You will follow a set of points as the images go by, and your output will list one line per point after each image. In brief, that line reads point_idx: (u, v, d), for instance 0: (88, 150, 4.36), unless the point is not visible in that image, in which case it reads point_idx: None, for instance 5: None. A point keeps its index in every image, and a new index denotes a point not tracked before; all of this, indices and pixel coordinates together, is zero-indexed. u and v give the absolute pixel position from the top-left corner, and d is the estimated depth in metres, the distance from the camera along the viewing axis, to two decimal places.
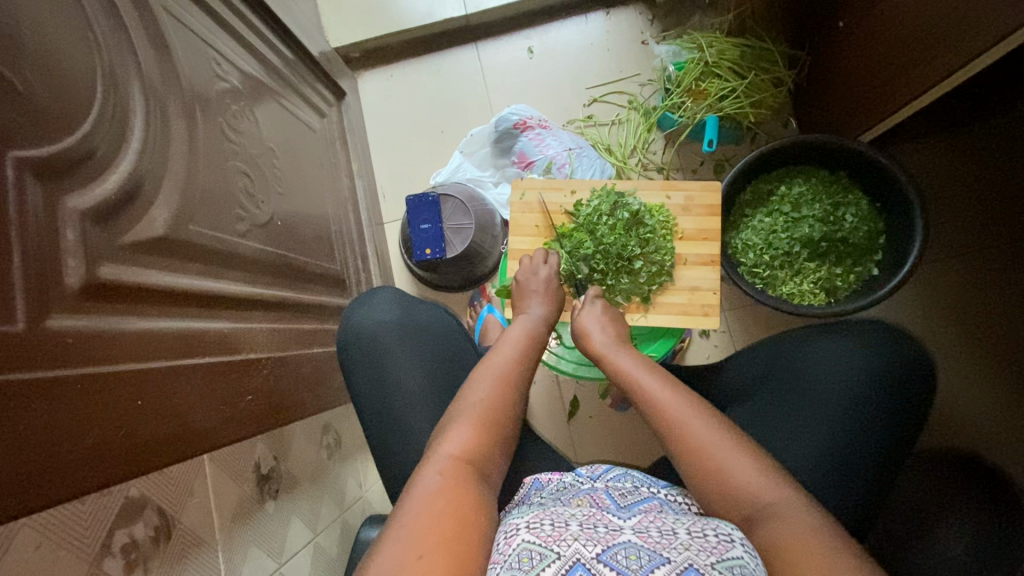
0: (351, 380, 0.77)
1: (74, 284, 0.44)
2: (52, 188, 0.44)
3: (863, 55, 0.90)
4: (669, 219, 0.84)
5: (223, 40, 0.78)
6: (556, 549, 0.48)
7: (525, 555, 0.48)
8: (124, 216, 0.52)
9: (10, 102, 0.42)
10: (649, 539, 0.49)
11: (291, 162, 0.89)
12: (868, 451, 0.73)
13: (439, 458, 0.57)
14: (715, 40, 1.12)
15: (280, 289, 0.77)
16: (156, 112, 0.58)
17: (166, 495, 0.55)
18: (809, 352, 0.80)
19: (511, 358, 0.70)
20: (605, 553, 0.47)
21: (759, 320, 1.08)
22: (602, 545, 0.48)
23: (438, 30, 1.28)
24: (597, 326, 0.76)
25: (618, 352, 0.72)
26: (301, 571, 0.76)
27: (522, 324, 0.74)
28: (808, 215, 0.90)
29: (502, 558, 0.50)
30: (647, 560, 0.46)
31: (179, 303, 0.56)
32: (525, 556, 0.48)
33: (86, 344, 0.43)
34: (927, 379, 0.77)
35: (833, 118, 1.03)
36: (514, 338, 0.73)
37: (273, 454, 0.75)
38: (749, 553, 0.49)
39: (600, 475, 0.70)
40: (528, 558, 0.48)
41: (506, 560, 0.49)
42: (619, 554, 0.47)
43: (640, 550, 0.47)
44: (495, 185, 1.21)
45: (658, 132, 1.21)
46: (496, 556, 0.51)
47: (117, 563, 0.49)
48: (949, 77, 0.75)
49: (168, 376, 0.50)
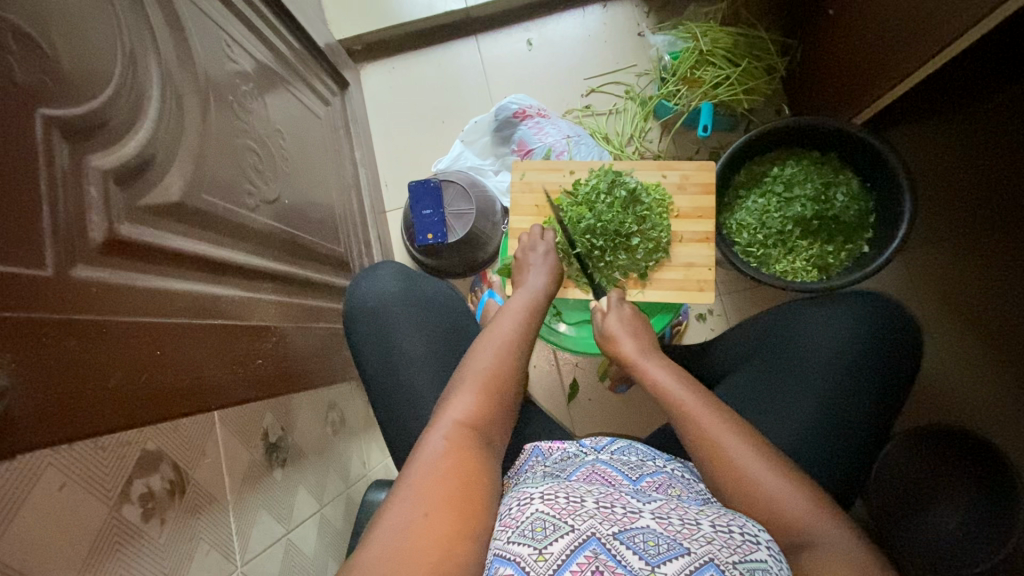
0: (357, 349, 0.79)
1: (98, 238, 0.47)
2: (77, 148, 0.47)
3: (853, 40, 0.93)
4: (665, 197, 0.86)
5: (233, 24, 0.81)
6: (571, 523, 0.50)
7: (539, 525, 0.51)
8: (143, 181, 0.54)
9: (40, 65, 0.45)
10: (669, 526, 0.51)
11: (297, 145, 0.92)
12: (860, 413, 0.76)
13: (444, 423, 0.59)
14: (709, 29, 1.15)
15: (287, 265, 0.80)
16: (171, 86, 0.61)
17: (181, 452, 0.57)
18: (802, 321, 0.82)
19: (512, 327, 0.72)
20: (622, 534, 0.49)
21: (754, 302, 1.10)
22: (619, 526, 0.50)
23: (440, 22, 1.31)
24: (624, 329, 0.77)
25: (646, 360, 0.72)
26: (309, 540, 0.78)
27: (522, 297, 0.77)
28: (800, 195, 0.92)
29: (514, 524, 0.52)
30: (665, 548, 0.48)
31: (193, 267, 0.59)
32: (538, 525, 0.51)
33: (108, 293, 0.46)
34: (914, 344, 0.80)
35: (824, 104, 1.06)
36: (515, 310, 0.75)
37: (281, 425, 0.77)
38: (773, 557, 0.51)
39: (604, 446, 0.72)
40: (542, 527, 0.51)
41: (518, 525, 0.52)
42: (637, 538, 0.49)
43: (658, 537, 0.49)
44: (495, 173, 1.24)
45: (654, 121, 1.24)
46: (508, 521, 0.54)
47: (135, 511, 0.51)
48: (927, 64, 0.78)
49: (184, 332, 0.52)
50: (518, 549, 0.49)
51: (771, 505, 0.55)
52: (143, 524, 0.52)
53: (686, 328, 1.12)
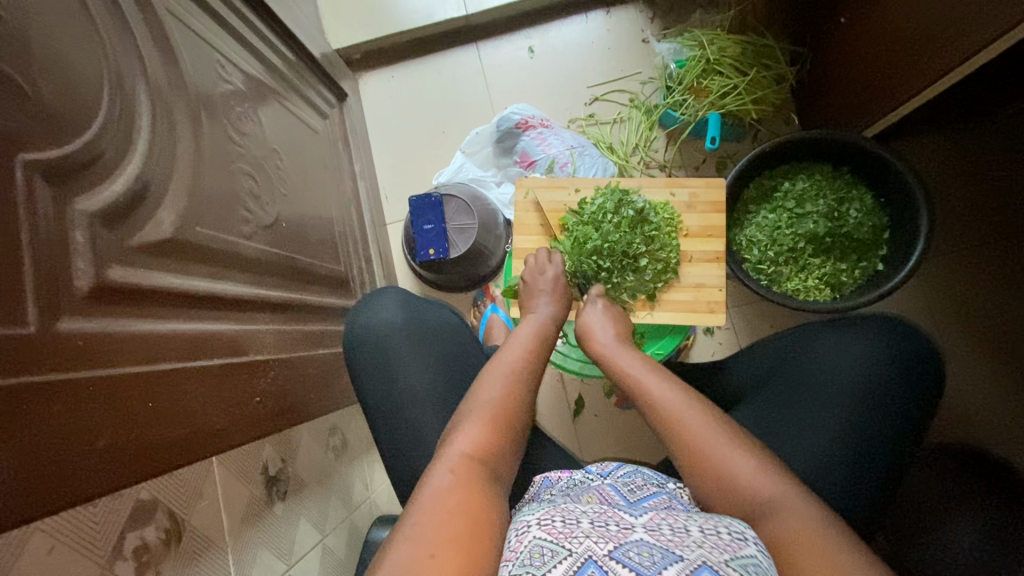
0: (358, 380, 0.77)
1: (85, 286, 0.44)
2: (62, 191, 0.44)
3: (866, 50, 0.90)
4: (674, 216, 0.84)
5: (226, 41, 0.78)
6: (568, 546, 0.48)
7: (537, 551, 0.48)
8: (133, 218, 0.52)
9: (19, 105, 0.42)
10: (662, 537, 0.49)
11: (294, 164, 0.89)
12: (881, 442, 0.73)
13: (451, 456, 0.57)
14: (716, 37, 1.12)
15: (286, 290, 0.77)
16: (161, 114, 0.58)
17: (177, 498, 0.55)
18: (817, 348, 0.80)
19: (521, 355, 0.70)
20: (617, 550, 0.47)
21: (764, 317, 1.08)
22: (613, 543, 0.48)
23: (439, 30, 1.28)
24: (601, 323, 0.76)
25: (620, 352, 0.71)
26: (310, 573, 0.76)
27: (530, 324, 0.74)
28: (812, 211, 0.90)
29: (513, 556, 0.49)
30: (659, 556, 0.46)
31: (187, 305, 0.56)
32: (536, 552, 0.48)
33: (96, 345, 0.43)
34: (936, 368, 0.77)
35: (835, 114, 1.03)
36: (524, 338, 0.73)
37: (281, 456, 0.75)
38: (764, 553, 0.49)
39: (610, 471, 0.70)
40: (540, 554, 0.48)
41: (517, 557, 0.49)
42: (632, 551, 0.46)
43: (653, 548, 0.47)
44: (498, 185, 1.21)
45: (659, 130, 1.21)
46: (507, 554, 0.50)
47: (129, 565, 0.49)
48: (944, 77, 0.76)
49: (177, 378, 0.50)
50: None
51: None
52: None
53: (694, 343, 1.10)
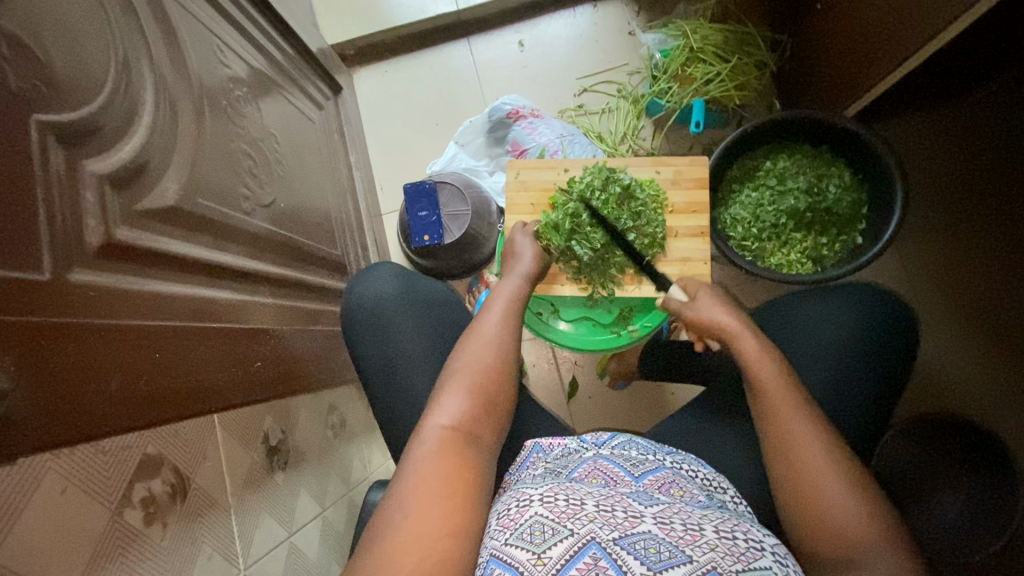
0: (357, 350, 0.79)
1: (94, 242, 0.47)
2: (74, 154, 0.47)
3: (841, 34, 0.94)
4: (659, 193, 0.87)
5: (227, 30, 0.81)
6: (570, 527, 0.51)
7: (537, 528, 0.52)
8: (139, 185, 0.54)
9: (33, 70, 0.45)
10: (672, 532, 0.51)
11: (291, 149, 0.92)
12: (862, 402, 0.77)
13: (430, 430, 0.59)
14: (698, 26, 1.16)
15: (284, 268, 0.80)
16: (165, 91, 0.61)
17: (182, 456, 0.57)
18: (795, 313, 0.84)
19: (504, 316, 0.72)
20: (623, 539, 0.50)
21: (751, 297, 1.11)
22: (620, 532, 0.51)
23: (431, 26, 1.32)
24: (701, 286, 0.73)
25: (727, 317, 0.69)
26: (311, 543, 0.78)
27: (513, 283, 0.77)
28: (793, 187, 0.92)
29: (514, 526, 0.53)
30: (667, 555, 0.49)
31: (191, 271, 0.59)
32: (537, 529, 0.52)
33: (106, 297, 0.46)
34: (910, 326, 0.80)
35: (814, 99, 1.07)
36: (506, 296, 0.75)
37: (281, 428, 0.77)
38: (778, 563, 0.52)
39: (605, 441, 0.72)
40: (541, 531, 0.51)
41: (517, 527, 0.53)
42: (639, 544, 0.49)
43: (660, 544, 0.50)
44: (490, 174, 1.25)
45: (647, 119, 1.25)
46: (508, 521, 0.54)
47: (136, 514, 0.51)
48: (912, 57, 0.80)
49: (181, 335, 0.52)
50: (516, 553, 0.50)
51: None
52: (144, 527, 0.51)
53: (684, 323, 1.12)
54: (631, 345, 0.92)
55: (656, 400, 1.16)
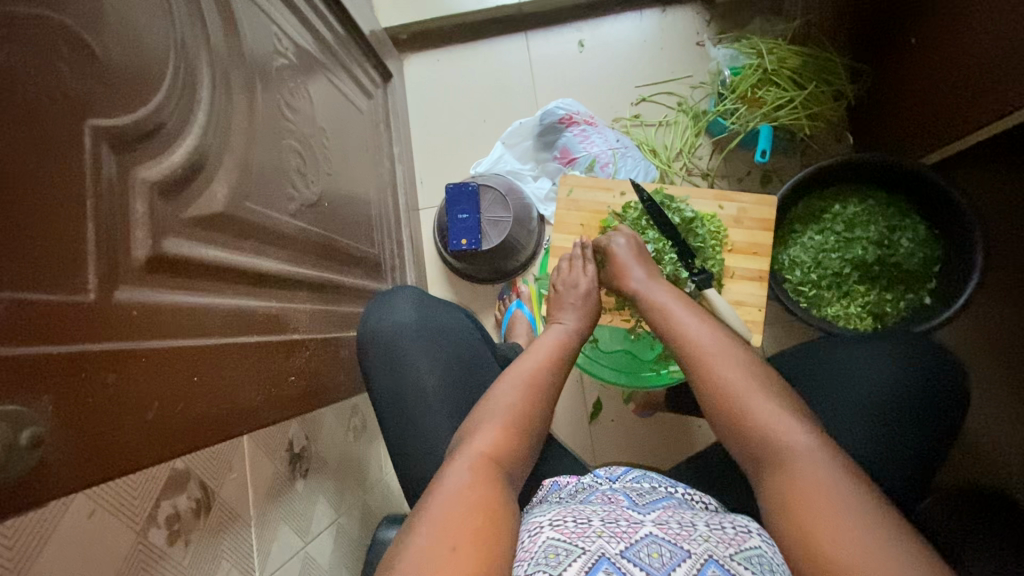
0: (369, 375, 0.77)
1: (140, 256, 0.44)
2: (125, 159, 0.44)
3: (934, 73, 0.87)
4: (720, 229, 0.82)
5: (283, 14, 0.77)
6: (581, 544, 0.48)
7: (551, 551, 0.48)
8: (189, 189, 0.52)
9: (91, 68, 0.42)
10: (670, 532, 0.50)
11: (338, 141, 0.89)
12: (893, 463, 0.72)
13: (467, 458, 0.57)
14: (775, 46, 1.09)
15: (322, 271, 0.77)
16: (220, 84, 0.58)
17: (209, 470, 0.56)
18: (845, 361, 0.78)
19: (542, 361, 0.69)
20: (629, 549, 0.48)
21: (795, 337, 1.06)
22: (625, 542, 0.48)
23: (490, 16, 1.26)
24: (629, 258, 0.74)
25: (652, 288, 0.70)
26: (325, 551, 0.77)
27: (554, 334, 0.73)
28: (862, 236, 0.87)
29: (527, 554, 0.49)
30: (670, 556, 0.47)
31: (231, 280, 0.56)
32: (551, 552, 0.48)
33: (147, 316, 0.43)
34: (964, 390, 0.75)
35: (894, 136, 0.99)
36: (543, 346, 0.71)
37: (306, 434, 0.75)
38: (765, 541, 0.51)
39: (619, 476, 0.67)
40: (555, 554, 0.48)
41: (532, 556, 0.49)
42: (643, 551, 0.47)
43: (662, 546, 0.48)
44: (534, 179, 1.20)
45: (705, 138, 1.18)
46: (521, 553, 0.51)
47: (161, 533, 0.50)
48: (1015, 113, 0.73)
49: (219, 355, 0.50)
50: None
51: None
52: (167, 546, 0.50)
53: None
54: (671, 385, 0.88)
55: (681, 431, 1.13)
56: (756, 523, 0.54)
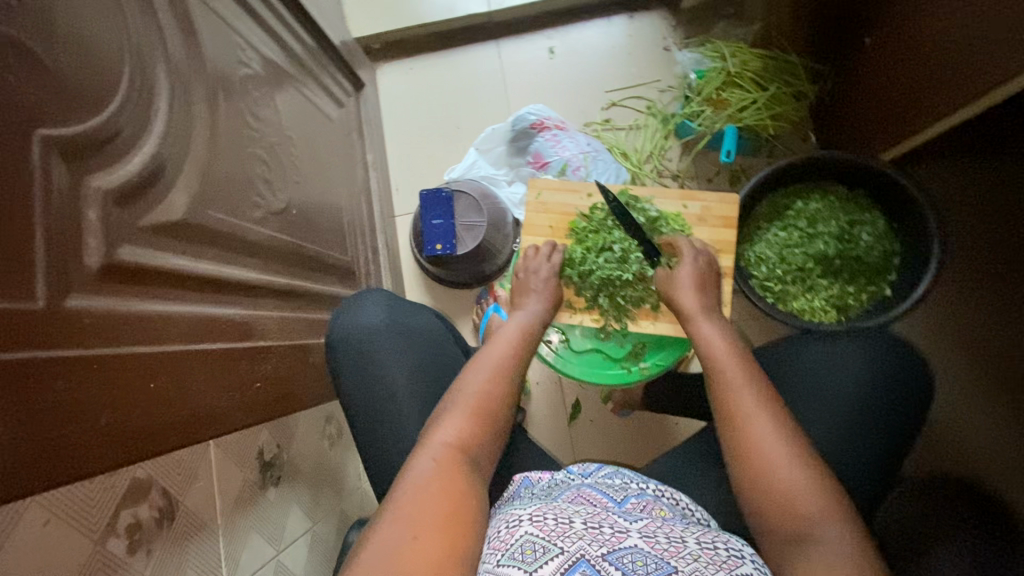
0: (339, 380, 0.77)
1: (94, 263, 0.44)
2: (77, 169, 0.44)
3: (888, 72, 0.90)
4: (684, 228, 0.84)
5: (248, 25, 0.78)
6: (560, 545, 0.50)
7: (529, 547, 0.50)
8: (147, 197, 0.52)
9: (40, 78, 0.42)
10: (656, 545, 0.51)
11: (307, 149, 0.89)
12: (856, 459, 0.74)
13: (434, 445, 0.59)
14: (738, 49, 1.12)
15: (292, 277, 0.78)
16: (179, 95, 0.58)
17: (173, 479, 0.56)
18: (813, 360, 0.79)
19: (510, 351, 0.71)
20: (611, 555, 0.49)
21: (766, 334, 1.08)
22: (607, 547, 0.50)
23: (461, 25, 1.28)
24: (688, 280, 0.75)
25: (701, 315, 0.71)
26: (299, 559, 0.76)
27: (517, 320, 0.75)
28: (823, 232, 0.89)
29: (503, 547, 0.52)
30: (653, 568, 0.48)
31: (193, 288, 0.57)
32: (528, 548, 0.50)
33: (101, 323, 0.43)
34: (926, 385, 0.77)
35: (855, 135, 1.02)
36: (510, 333, 0.73)
37: (277, 442, 0.75)
38: (759, 571, 0.51)
39: (591, 472, 0.68)
40: (532, 550, 0.50)
41: (507, 548, 0.51)
42: (625, 558, 0.48)
43: (646, 557, 0.49)
44: (508, 184, 1.21)
45: (674, 140, 1.21)
46: (496, 543, 0.53)
47: (121, 542, 0.49)
48: (963, 106, 0.76)
49: (179, 362, 0.50)
50: (508, 571, 0.49)
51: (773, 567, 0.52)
52: (128, 555, 0.50)
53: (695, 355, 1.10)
54: (642, 382, 0.89)
55: (659, 429, 1.14)
56: (750, 549, 0.54)
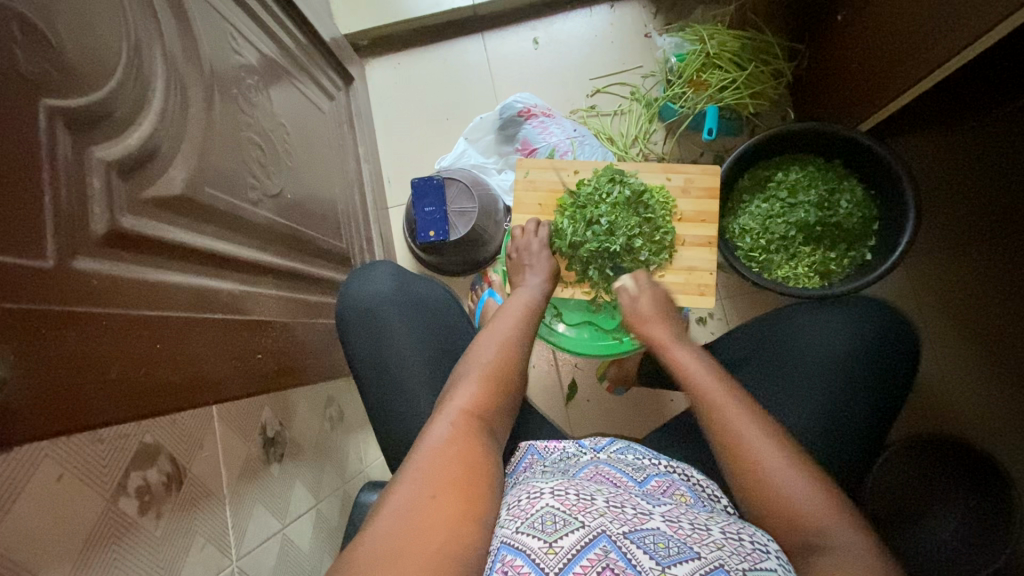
0: (350, 349, 0.79)
1: (99, 229, 0.46)
2: (81, 140, 0.46)
3: (860, 45, 0.93)
4: (669, 200, 0.86)
5: (240, 16, 0.80)
6: (581, 519, 0.50)
7: (549, 518, 0.51)
8: (146, 172, 0.54)
9: (44, 53, 0.44)
10: (679, 530, 0.51)
11: (300, 138, 0.91)
12: (846, 419, 0.75)
13: (451, 411, 0.60)
14: (716, 32, 1.15)
15: (289, 259, 0.80)
16: (175, 77, 0.60)
17: (179, 446, 0.57)
18: (801, 328, 0.82)
19: (516, 323, 0.74)
20: (633, 533, 0.49)
21: (754, 307, 1.10)
22: (629, 526, 0.50)
23: (447, 19, 1.31)
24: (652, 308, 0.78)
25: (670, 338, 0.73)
26: (304, 534, 0.78)
27: (522, 295, 0.79)
28: (804, 200, 0.92)
29: (523, 515, 0.52)
30: (676, 551, 0.48)
31: (193, 261, 0.58)
32: (549, 518, 0.51)
33: (108, 285, 0.45)
34: (911, 346, 0.79)
35: (831, 110, 1.05)
36: (515, 306, 0.77)
37: (279, 419, 0.77)
38: (782, 566, 0.50)
39: (603, 447, 0.70)
40: (552, 521, 0.50)
41: (527, 517, 0.52)
42: (648, 539, 0.49)
43: (669, 540, 0.49)
44: (498, 172, 1.24)
45: (658, 123, 1.24)
46: (516, 513, 0.54)
47: (132, 503, 0.51)
48: (930, 75, 0.79)
49: (182, 328, 0.52)
50: (526, 540, 0.49)
51: (763, 508, 0.54)
52: (139, 516, 0.52)
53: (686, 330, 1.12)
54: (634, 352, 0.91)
55: (655, 406, 1.16)
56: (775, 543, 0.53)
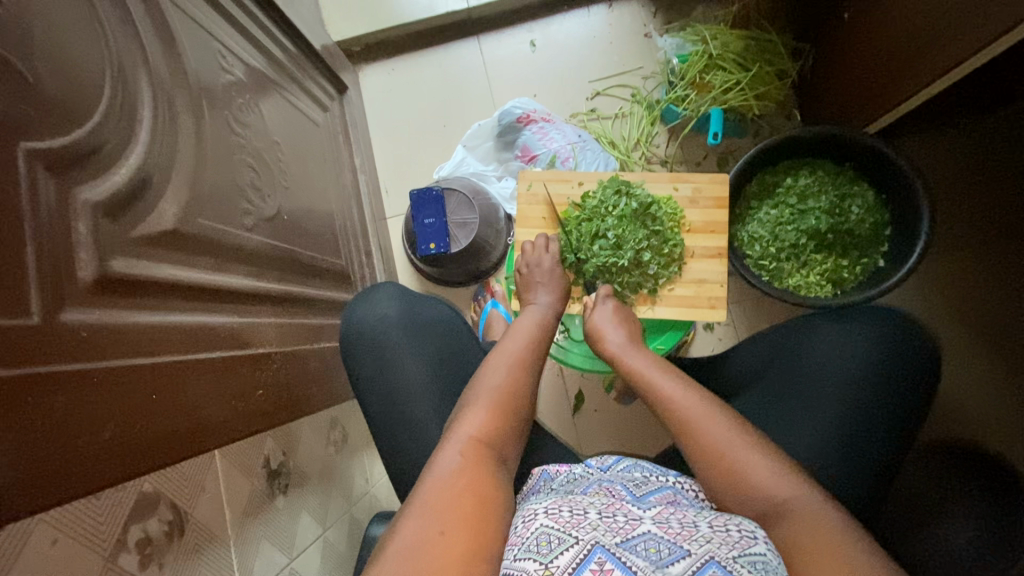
0: (355, 374, 0.77)
1: (87, 277, 0.44)
2: (64, 182, 0.44)
3: (868, 45, 0.91)
4: (677, 210, 0.84)
5: (228, 32, 0.77)
6: (575, 535, 0.48)
7: (544, 538, 0.48)
8: (136, 208, 0.52)
9: (21, 94, 0.42)
10: (670, 530, 0.50)
11: (294, 154, 0.88)
12: (865, 436, 0.73)
13: (459, 439, 0.58)
14: (718, 32, 1.12)
15: (287, 283, 0.77)
16: (162, 104, 0.57)
17: (180, 491, 0.55)
18: (815, 342, 0.80)
19: (525, 343, 0.71)
20: (626, 542, 0.47)
21: (764, 313, 1.08)
22: (621, 535, 0.48)
23: (441, 23, 1.27)
24: (607, 324, 0.77)
25: (630, 352, 0.72)
26: (312, 566, 0.76)
27: (531, 314, 0.76)
28: (814, 206, 0.90)
29: (519, 540, 0.50)
30: (667, 553, 0.46)
31: (187, 297, 0.56)
32: (543, 539, 0.48)
33: (98, 336, 0.43)
34: (930, 359, 0.77)
35: (839, 110, 1.03)
36: (525, 326, 0.74)
37: (282, 450, 0.74)
38: (771, 550, 0.49)
39: (610, 465, 0.69)
40: (547, 541, 0.48)
41: (524, 542, 0.49)
42: (640, 546, 0.47)
43: (660, 543, 0.47)
44: (498, 179, 1.21)
45: (661, 126, 1.21)
46: (513, 538, 0.51)
47: (132, 558, 0.49)
48: (940, 77, 0.77)
49: (179, 372, 0.50)
50: (524, 565, 0.46)
51: None
52: (139, 571, 0.49)
53: (694, 338, 1.10)
54: None
55: None
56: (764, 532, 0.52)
